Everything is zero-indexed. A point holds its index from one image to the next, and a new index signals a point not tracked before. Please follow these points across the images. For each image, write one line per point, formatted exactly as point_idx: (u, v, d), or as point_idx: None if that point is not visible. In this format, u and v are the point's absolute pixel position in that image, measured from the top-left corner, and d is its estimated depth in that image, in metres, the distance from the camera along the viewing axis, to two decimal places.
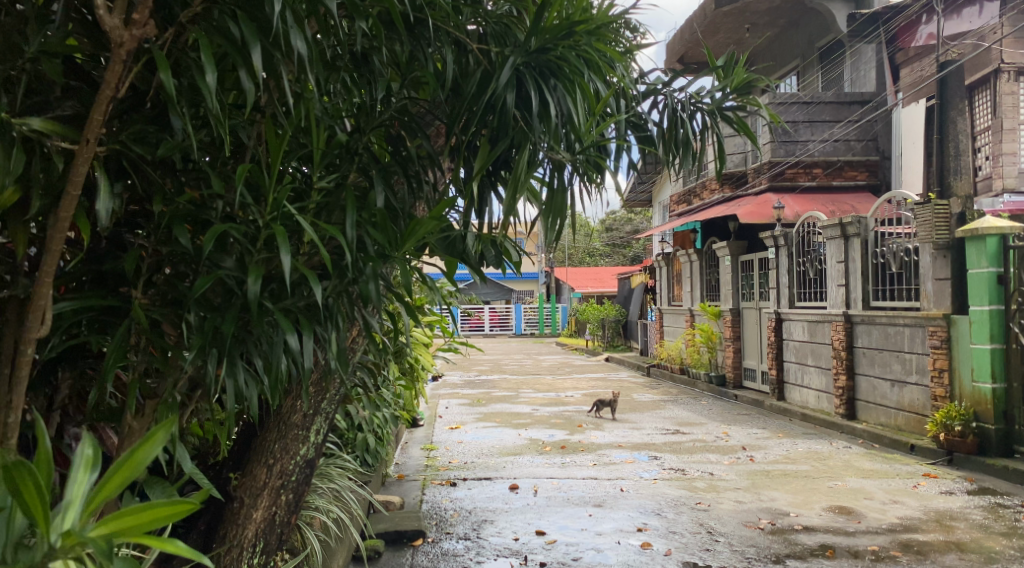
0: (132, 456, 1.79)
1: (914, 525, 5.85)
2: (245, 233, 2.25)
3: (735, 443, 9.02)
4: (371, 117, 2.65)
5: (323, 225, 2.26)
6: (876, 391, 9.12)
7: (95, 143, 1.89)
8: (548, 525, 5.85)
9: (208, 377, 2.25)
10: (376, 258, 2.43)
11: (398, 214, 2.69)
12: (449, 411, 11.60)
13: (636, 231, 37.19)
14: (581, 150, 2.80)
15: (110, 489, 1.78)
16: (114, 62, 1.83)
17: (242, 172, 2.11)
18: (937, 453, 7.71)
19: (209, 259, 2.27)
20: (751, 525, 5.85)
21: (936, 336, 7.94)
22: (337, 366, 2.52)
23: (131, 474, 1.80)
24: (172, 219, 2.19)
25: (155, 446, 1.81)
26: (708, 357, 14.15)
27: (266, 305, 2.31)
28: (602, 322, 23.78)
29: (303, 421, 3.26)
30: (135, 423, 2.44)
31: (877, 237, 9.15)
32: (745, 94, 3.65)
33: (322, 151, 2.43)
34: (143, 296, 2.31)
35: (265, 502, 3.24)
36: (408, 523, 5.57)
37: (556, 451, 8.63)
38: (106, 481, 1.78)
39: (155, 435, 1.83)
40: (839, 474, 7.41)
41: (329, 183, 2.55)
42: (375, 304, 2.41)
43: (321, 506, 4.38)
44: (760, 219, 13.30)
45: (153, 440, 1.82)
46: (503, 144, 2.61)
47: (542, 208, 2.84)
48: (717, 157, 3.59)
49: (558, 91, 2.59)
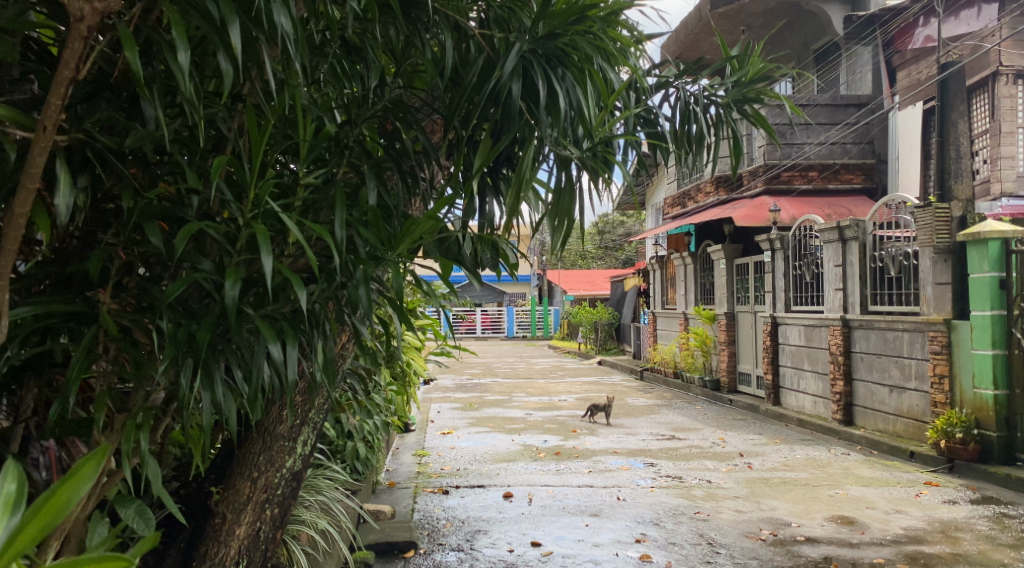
0: (55, 495, 1.66)
1: (920, 536, 5.68)
2: (224, 233, 2.07)
3: (732, 449, 8.86)
4: (363, 109, 2.45)
5: (309, 224, 2.07)
6: (874, 397, 8.96)
7: (54, 131, 1.70)
8: (544, 535, 5.66)
9: (182, 389, 2.07)
10: (369, 260, 2.24)
11: (393, 213, 2.49)
12: (442, 415, 11.40)
13: (628, 235, 37.12)
14: (589, 146, 2.61)
15: (29, 536, 1.64)
16: (73, 40, 1.64)
17: (219, 165, 1.92)
18: (937, 461, 7.54)
19: (184, 260, 2.08)
20: (752, 535, 5.68)
21: (936, 342, 7.79)
22: (324, 377, 2.33)
23: (53, 517, 1.66)
24: (143, 216, 1.99)
25: (80, 485, 1.69)
26: (703, 361, 14.03)
27: (246, 311, 2.13)
28: (595, 325, 23.63)
29: (290, 432, 3.07)
30: (103, 438, 2.28)
31: (875, 241, 9.00)
32: (761, 86, 3.48)
33: (309, 144, 2.24)
34: (113, 301, 2.13)
35: (249, 517, 3.04)
36: (399, 534, 5.38)
37: (550, 457, 8.45)
38: (26, 523, 1.65)
39: (82, 474, 1.71)
40: (839, 482, 7.24)
41: (317, 178, 2.36)
42: (364, 310, 2.22)
43: (308, 519, 4.18)
44: (756, 222, 13.14)
45: (81, 477, 1.71)
46: (506, 137, 2.42)
47: (547, 210, 2.65)
48: (733, 153, 3.42)
49: (567, 82, 2.40)
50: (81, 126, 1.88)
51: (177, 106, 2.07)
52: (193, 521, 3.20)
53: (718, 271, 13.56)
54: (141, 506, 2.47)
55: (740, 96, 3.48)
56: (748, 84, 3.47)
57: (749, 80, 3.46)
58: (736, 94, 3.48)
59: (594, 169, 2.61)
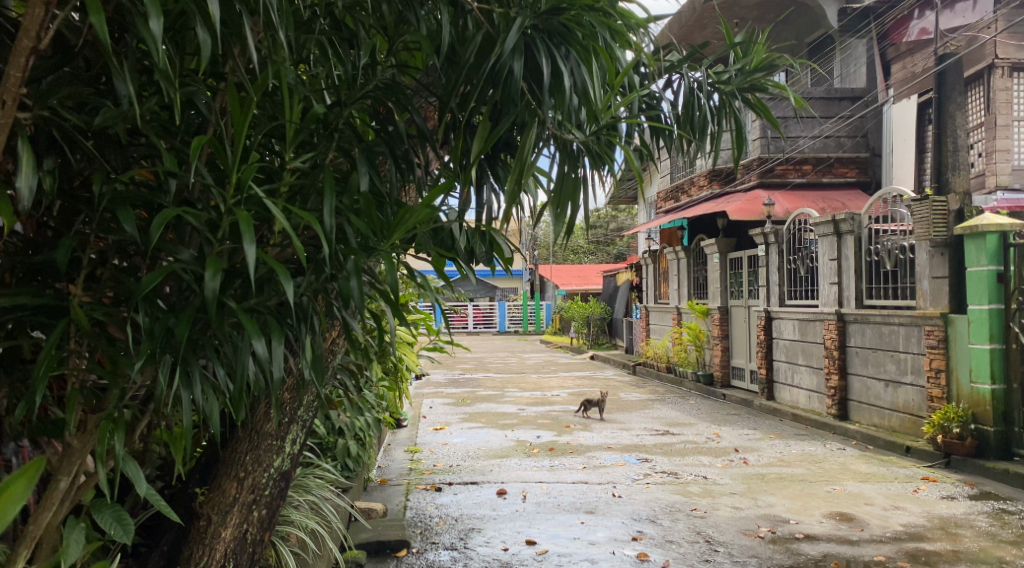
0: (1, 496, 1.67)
1: (920, 533, 5.58)
2: (204, 220, 1.94)
3: (727, 444, 8.76)
4: (353, 90, 2.32)
5: (295, 210, 1.94)
6: (869, 392, 8.89)
7: (13, 105, 1.62)
8: (539, 533, 5.54)
9: (160, 389, 1.94)
10: (359, 250, 2.10)
11: (385, 200, 2.36)
12: (433, 411, 11.27)
13: (620, 229, 37.11)
14: (594, 130, 2.49)
15: None
16: (34, 6, 1.59)
17: (196, 144, 1.80)
18: (934, 455, 7.46)
19: (161, 249, 1.95)
20: (750, 533, 5.57)
21: (933, 336, 7.70)
22: (313, 376, 2.20)
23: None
24: (115, 200, 1.86)
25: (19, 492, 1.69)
26: (695, 356, 13.95)
27: (228, 304, 1.99)
28: (588, 320, 23.55)
29: (277, 430, 2.94)
30: (75, 441, 2.15)
31: (871, 235, 8.91)
32: (766, 74, 3.35)
33: (296, 125, 2.10)
34: (83, 293, 2.01)
35: (235, 519, 2.91)
36: (391, 533, 5.26)
37: (544, 453, 8.33)
38: None
39: (13, 493, 1.69)
40: (836, 478, 7.14)
41: (304, 163, 2.23)
42: (355, 303, 2.07)
43: (297, 520, 4.03)
44: (749, 216, 13.02)
45: (13, 493, 1.69)
46: (507, 120, 2.30)
47: (549, 198, 2.53)
48: (736, 143, 3.28)
49: (571, 60, 2.29)
50: (47, 102, 1.75)
51: (152, 83, 1.95)
52: (176, 524, 3.06)
53: (712, 265, 13.45)
54: (118, 511, 2.35)
55: (744, 84, 3.35)
56: (752, 72, 3.35)
57: (752, 69, 3.34)
58: (741, 82, 3.35)
59: (598, 153, 2.49)
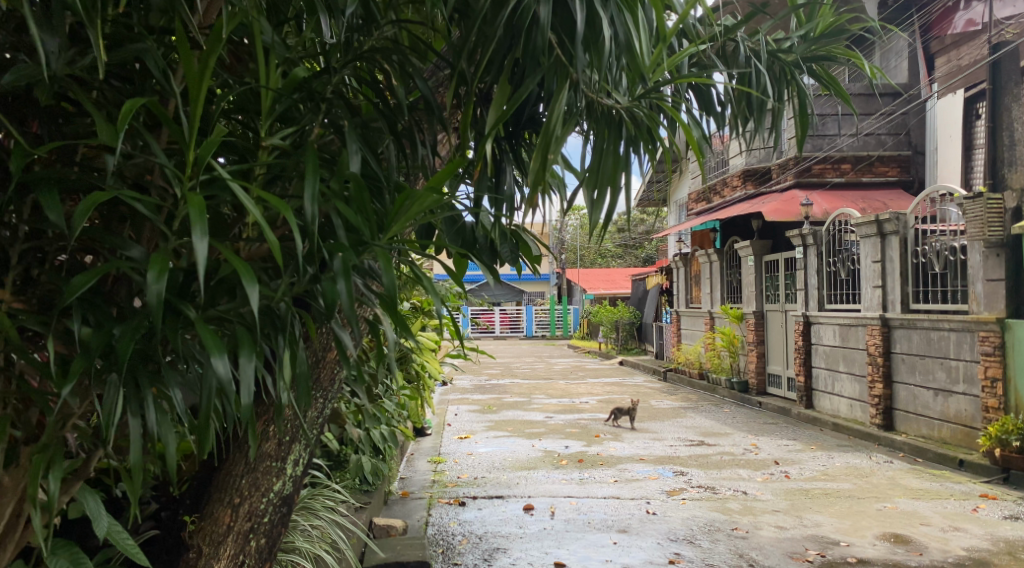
0: None
1: (985, 558, 5.07)
2: (154, 207, 1.59)
3: (766, 456, 8.25)
4: (344, 52, 1.93)
5: (264, 194, 1.56)
6: (917, 401, 8.35)
7: None
8: (568, 555, 5.11)
9: (100, 414, 1.57)
10: (349, 247, 1.72)
11: (383, 187, 1.98)
12: (458, 419, 10.88)
13: (649, 233, 36.52)
14: (640, 93, 2.09)
15: None
16: None
17: (130, 103, 1.42)
18: (991, 471, 6.89)
19: (102, 244, 1.60)
20: (797, 557, 5.09)
21: (987, 343, 7.18)
22: (294, 396, 1.82)
23: None
24: (41, 183, 1.51)
25: None
26: (730, 362, 13.42)
27: (185, 310, 1.61)
28: (616, 325, 23.13)
29: (277, 450, 2.57)
30: (8, 477, 1.80)
31: (917, 236, 8.34)
32: (834, 40, 2.90)
33: (273, 93, 1.72)
34: (15, 300, 1.68)
35: (229, 551, 2.54)
36: (411, 553, 4.62)
37: (573, 464, 7.90)
38: None
39: None
40: (886, 495, 6.63)
41: (285, 142, 1.86)
42: (346, 312, 1.68)
43: (304, 548, 3.65)
44: (787, 216, 12.46)
45: None
46: (532, 80, 1.91)
47: (584, 177, 2.12)
48: (799, 123, 2.85)
49: (611, 8, 1.91)
50: None
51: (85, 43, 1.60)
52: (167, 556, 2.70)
53: (746, 268, 12.90)
54: (76, 554, 1.94)
55: (810, 53, 2.91)
56: (816, 40, 2.91)
57: (818, 35, 2.91)
58: (805, 51, 2.91)
59: (643, 123, 2.10)
